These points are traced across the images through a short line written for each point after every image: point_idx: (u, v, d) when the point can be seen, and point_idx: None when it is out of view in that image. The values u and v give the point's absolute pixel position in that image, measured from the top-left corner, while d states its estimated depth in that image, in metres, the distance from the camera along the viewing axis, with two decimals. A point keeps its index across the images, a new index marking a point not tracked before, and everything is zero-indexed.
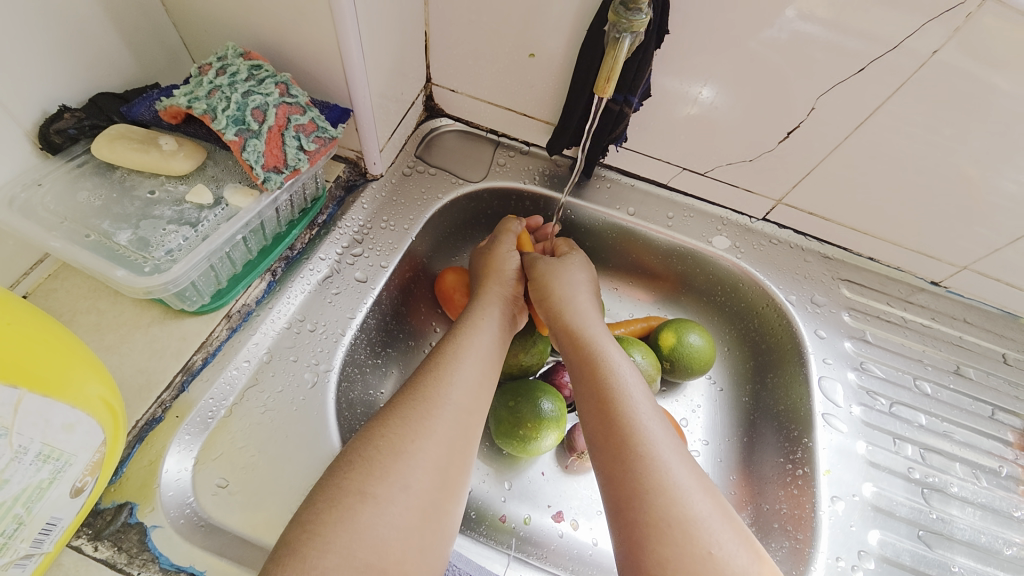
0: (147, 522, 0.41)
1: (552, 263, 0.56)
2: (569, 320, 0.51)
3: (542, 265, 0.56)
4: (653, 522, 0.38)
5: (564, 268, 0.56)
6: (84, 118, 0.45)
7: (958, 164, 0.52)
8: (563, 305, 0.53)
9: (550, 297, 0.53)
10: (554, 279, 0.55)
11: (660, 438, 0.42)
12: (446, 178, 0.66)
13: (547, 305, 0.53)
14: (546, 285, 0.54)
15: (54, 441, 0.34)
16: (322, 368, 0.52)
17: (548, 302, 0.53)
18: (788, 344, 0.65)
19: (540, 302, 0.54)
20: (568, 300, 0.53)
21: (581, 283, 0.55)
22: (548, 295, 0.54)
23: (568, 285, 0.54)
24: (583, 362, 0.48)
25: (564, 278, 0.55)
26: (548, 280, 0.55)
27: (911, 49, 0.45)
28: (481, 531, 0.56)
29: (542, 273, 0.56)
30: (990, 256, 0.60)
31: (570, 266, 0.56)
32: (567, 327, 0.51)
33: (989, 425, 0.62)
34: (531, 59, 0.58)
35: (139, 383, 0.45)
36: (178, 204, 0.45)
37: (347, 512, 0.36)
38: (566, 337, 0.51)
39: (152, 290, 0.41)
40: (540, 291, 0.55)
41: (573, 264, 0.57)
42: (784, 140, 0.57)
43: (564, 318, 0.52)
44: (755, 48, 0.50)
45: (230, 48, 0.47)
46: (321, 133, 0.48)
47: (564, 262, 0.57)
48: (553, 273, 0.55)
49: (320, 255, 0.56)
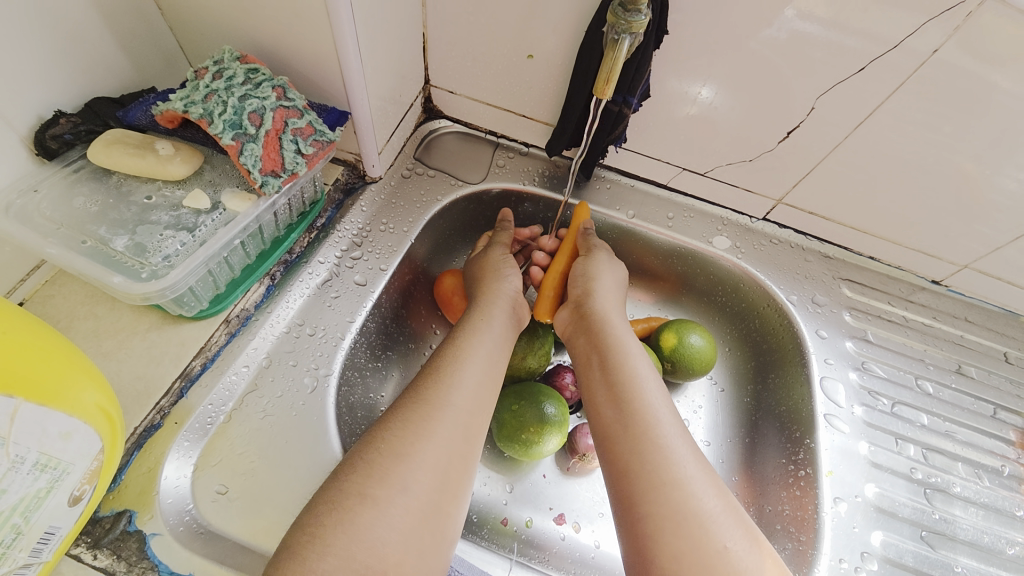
0: (146, 530, 0.41)
1: (608, 257, 0.58)
2: (592, 312, 0.53)
3: (599, 256, 0.58)
4: (667, 515, 0.37)
5: (612, 264, 0.58)
6: (80, 123, 0.45)
7: (958, 162, 0.52)
8: (591, 300, 0.54)
9: (585, 290, 0.55)
10: (603, 270, 0.57)
11: (675, 434, 0.42)
12: (445, 180, 0.66)
13: (585, 290, 0.55)
14: (592, 273, 0.56)
15: (50, 450, 0.34)
16: (322, 372, 0.51)
17: (586, 290, 0.55)
18: (790, 344, 0.65)
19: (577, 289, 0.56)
20: (603, 292, 0.55)
21: (615, 284, 0.57)
22: (590, 282, 0.55)
23: (609, 279, 0.56)
24: (602, 353, 0.48)
25: (609, 274, 0.57)
26: (596, 270, 0.56)
27: (911, 48, 0.45)
28: (483, 535, 0.56)
29: (598, 262, 0.57)
30: (991, 254, 0.60)
31: (616, 264, 0.59)
32: (593, 317, 0.52)
33: (991, 424, 0.62)
34: (530, 60, 0.57)
35: (137, 389, 0.45)
36: (176, 209, 0.45)
37: (347, 514, 0.35)
38: (591, 325, 0.52)
39: (150, 296, 0.41)
40: (584, 276, 0.56)
41: (610, 263, 0.58)
42: (784, 140, 0.56)
43: (589, 311, 0.53)
44: (754, 48, 0.50)
45: (227, 51, 0.47)
46: (319, 136, 0.48)
47: (613, 260, 0.59)
48: (604, 265, 0.57)
49: (319, 258, 0.56)
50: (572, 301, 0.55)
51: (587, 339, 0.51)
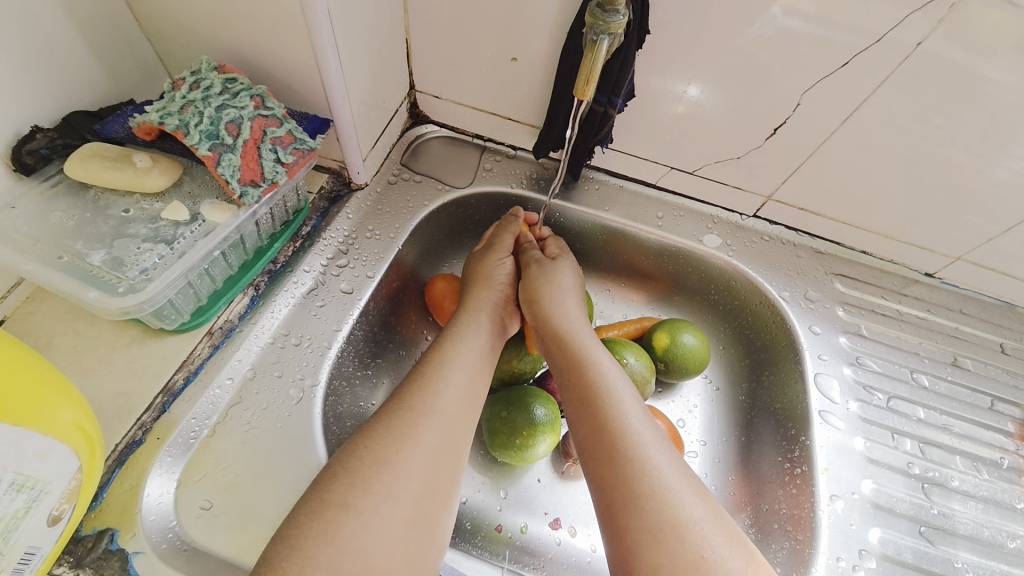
0: (129, 548, 0.40)
1: (541, 270, 0.55)
2: (552, 326, 0.51)
3: (531, 273, 0.55)
4: (645, 527, 0.37)
5: (549, 274, 0.55)
6: (57, 137, 0.45)
7: (949, 154, 0.52)
8: (549, 313, 0.52)
9: (533, 309, 0.53)
10: (540, 286, 0.54)
11: (650, 442, 0.41)
12: (432, 185, 0.66)
13: (534, 309, 0.53)
14: (534, 292, 0.54)
15: (27, 470, 0.33)
16: (308, 383, 0.51)
17: (534, 311, 0.53)
18: (783, 341, 0.64)
19: (527, 305, 0.54)
20: (554, 306, 0.53)
21: (568, 291, 0.55)
22: (534, 301, 0.54)
23: (555, 292, 0.54)
24: (571, 367, 0.47)
25: (563, 275, 0.56)
26: (535, 287, 0.54)
27: (896, 40, 0.45)
28: (476, 542, 0.55)
29: (534, 280, 0.55)
30: (984, 245, 0.60)
31: (556, 270, 0.56)
32: (554, 333, 0.51)
33: (989, 416, 0.61)
34: (514, 62, 0.57)
35: (119, 406, 0.45)
36: (154, 222, 0.45)
37: (330, 525, 0.35)
38: (554, 342, 0.50)
39: (128, 311, 0.41)
40: (527, 297, 0.55)
41: (559, 269, 0.56)
42: (771, 136, 0.56)
43: (549, 326, 0.52)
44: (740, 44, 0.49)
45: (203, 61, 0.46)
46: (299, 144, 0.48)
47: (550, 267, 0.56)
48: (540, 280, 0.55)
49: (304, 267, 0.55)
50: (530, 322, 0.54)
51: (553, 357, 0.50)
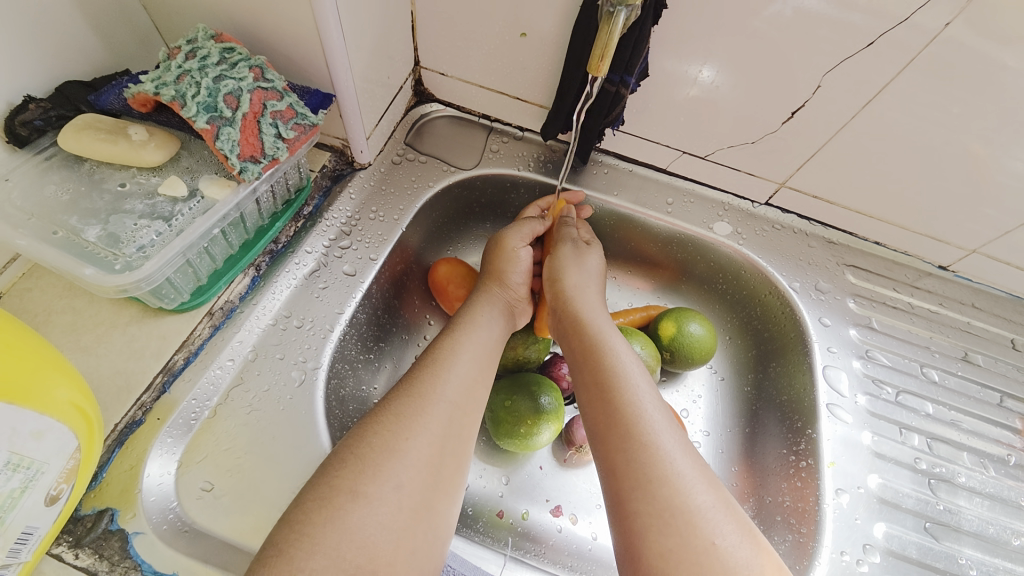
0: (128, 529, 0.40)
1: (575, 250, 0.55)
2: (570, 310, 0.50)
3: (563, 251, 0.55)
4: (654, 512, 0.36)
5: (581, 257, 0.55)
6: (50, 108, 0.43)
7: (968, 144, 0.50)
8: (569, 297, 0.51)
9: (556, 289, 0.53)
10: (569, 267, 0.54)
11: (663, 430, 0.40)
12: (437, 166, 0.64)
13: (557, 293, 0.52)
14: (559, 271, 0.54)
15: (22, 449, 0.33)
16: (310, 366, 0.50)
17: (557, 291, 0.53)
18: (791, 332, 0.63)
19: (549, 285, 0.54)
20: (578, 289, 0.52)
21: (592, 275, 0.54)
22: (557, 281, 0.53)
23: (579, 273, 0.54)
24: (587, 351, 0.46)
25: (590, 257, 0.55)
26: (563, 267, 0.54)
27: (919, 25, 0.42)
28: (478, 528, 0.55)
29: (564, 257, 0.55)
30: (1000, 238, 0.58)
31: (588, 253, 0.55)
32: (570, 316, 0.50)
33: (997, 413, 0.61)
34: (523, 38, 0.55)
35: (118, 385, 0.44)
36: (150, 198, 0.43)
37: (338, 512, 0.34)
38: (570, 326, 0.49)
39: (125, 289, 0.40)
40: (551, 278, 0.54)
41: (586, 254, 0.55)
42: (788, 120, 0.54)
43: (567, 309, 0.51)
44: (758, 26, 0.47)
45: (200, 29, 0.44)
46: (300, 119, 0.46)
47: (583, 250, 0.56)
48: (570, 261, 0.54)
49: (306, 248, 0.54)
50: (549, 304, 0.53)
51: (568, 340, 0.49)
